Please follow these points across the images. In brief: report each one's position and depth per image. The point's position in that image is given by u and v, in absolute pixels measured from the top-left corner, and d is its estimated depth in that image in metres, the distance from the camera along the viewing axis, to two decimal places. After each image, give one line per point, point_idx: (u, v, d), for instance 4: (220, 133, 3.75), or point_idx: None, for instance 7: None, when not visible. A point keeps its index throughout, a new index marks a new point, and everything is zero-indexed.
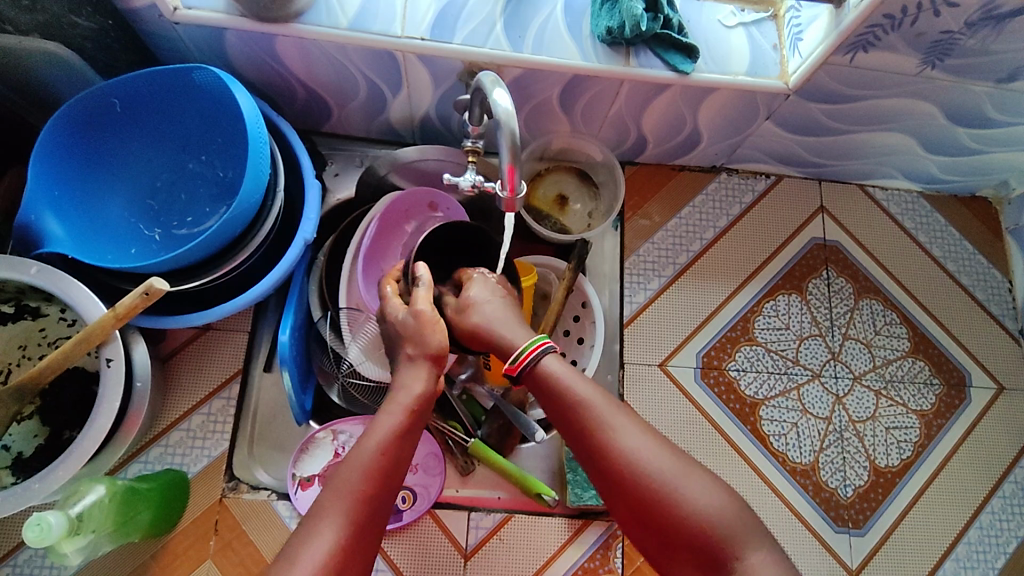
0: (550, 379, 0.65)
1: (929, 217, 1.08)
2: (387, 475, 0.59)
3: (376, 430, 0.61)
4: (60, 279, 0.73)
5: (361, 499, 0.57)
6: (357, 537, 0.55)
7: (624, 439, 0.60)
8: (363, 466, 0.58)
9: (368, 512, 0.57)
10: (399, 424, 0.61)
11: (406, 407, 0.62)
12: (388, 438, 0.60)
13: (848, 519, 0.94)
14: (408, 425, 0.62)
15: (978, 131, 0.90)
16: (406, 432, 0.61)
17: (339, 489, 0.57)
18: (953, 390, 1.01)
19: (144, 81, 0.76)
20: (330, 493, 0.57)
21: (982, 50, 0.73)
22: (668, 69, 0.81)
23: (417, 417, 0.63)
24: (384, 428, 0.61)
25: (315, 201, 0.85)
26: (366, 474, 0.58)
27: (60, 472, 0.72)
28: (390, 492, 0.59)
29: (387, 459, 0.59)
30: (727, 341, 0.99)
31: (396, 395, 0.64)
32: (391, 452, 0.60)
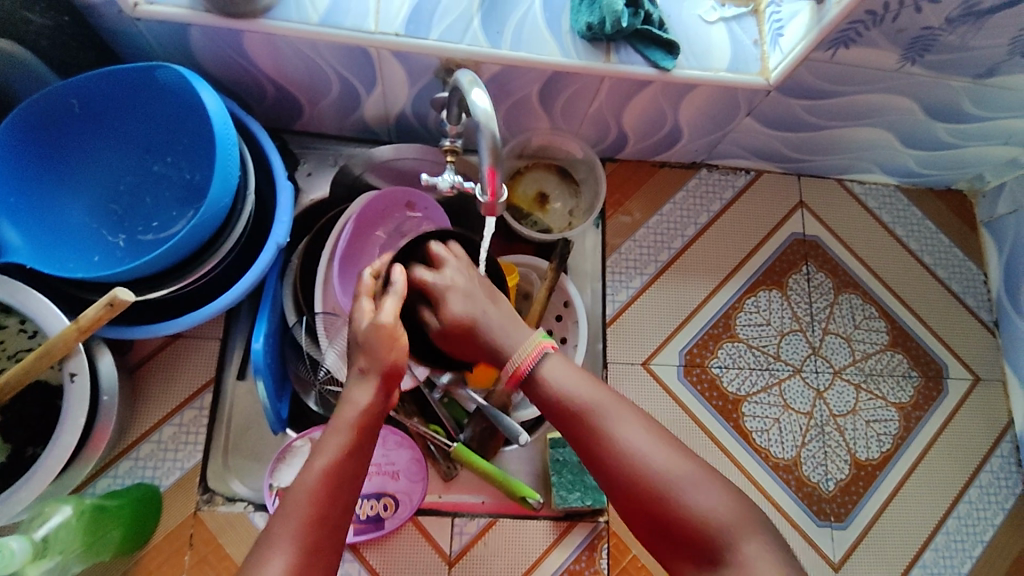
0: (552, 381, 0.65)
1: (907, 211, 1.09)
2: (338, 496, 0.57)
3: (323, 449, 0.58)
4: (18, 290, 0.69)
5: (311, 524, 0.55)
6: (310, 563, 0.53)
7: (628, 438, 0.60)
8: (311, 487, 0.56)
9: (320, 537, 0.55)
10: (347, 442, 0.59)
11: (353, 424, 0.60)
12: (336, 457, 0.58)
13: (830, 513, 0.94)
14: (357, 442, 0.60)
15: (955, 126, 0.90)
16: (355, 450, 0.59)
17: (289, 514, 0.55)
18: (931, 382, 1.02)
19: (103, 79, 0.72)
20: (280, 519, 0.55)
21: (961, 45, 0.73)
22: (649, 65, 0.80)
23: (365, 433, 0.60)
24: (331, 447, 0.59)
25: (288, 204, 0.82)
26: (315, 495, 0.56)
27: (23, 494, 0.68)
28: (343, 512, 0.57)
29: (335, 479, 0.57)
30: (709, 338, 0.99)
31: (342, 413, 0.61)
32: (340, 471, 0.57)
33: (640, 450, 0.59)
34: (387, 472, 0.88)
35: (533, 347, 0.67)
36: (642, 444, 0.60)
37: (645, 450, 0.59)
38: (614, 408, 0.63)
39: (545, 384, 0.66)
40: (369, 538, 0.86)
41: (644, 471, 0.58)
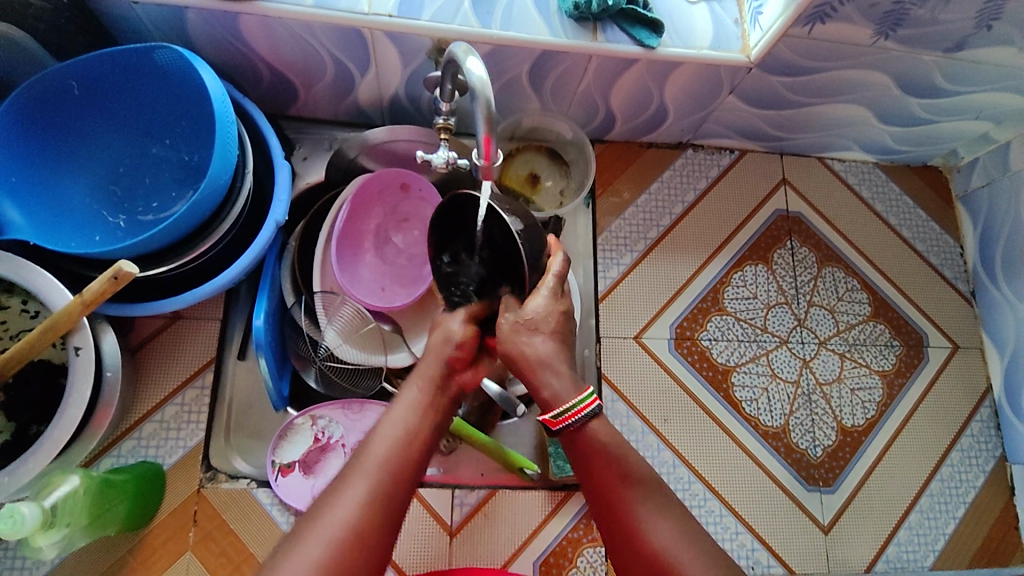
0: (597, 438, 0.62)
1: (885, 186, 1.12)
2: (415, 447, 0.59)
3: (402, 401, 0.61)
4: (22, 267, 0.71)
5: (385, 465, 0.56)
6: (383, 500, 0.54)
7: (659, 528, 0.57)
8: (390, 435, 0.58)
9: (394, 479, 0.56)
10: (425, 398, 0.62)
11: (432, 380, 0.62)
12: (416, 412, 0.60)
13: (819, 477, 0.97)
14: (434, 401, 0.62)
15: (929, 101, 0.94)
16: (433, 408, 0.61)
17: (365, 453, 0.57)
18: (912, 350, 1.05)
19: (102, 62, 0.74)
20: (359, 457, 0.57)
21: (931, 19, 0.76)
22: (634, 43, 0.83)
23: (439, 388, 0.63)
24: (410, 400, 0.61)
25: (286, 182, 0.84)
26: (394, 441, 0.58)
27: (31, 465, 0.70)
28: (419, 464, 0.58)
29: (414, 432, 0.59)
30: (699, 311, 1.02)
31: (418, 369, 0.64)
32: (416, 425, 0.60)
33: (661, 541, 0.56)
34: None
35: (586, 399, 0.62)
36: (664, 530, 0.57)
37: (670, 541, 0.56)
38: (648, 489, 0.60)
39: (587, 440, 0.62)
40: None
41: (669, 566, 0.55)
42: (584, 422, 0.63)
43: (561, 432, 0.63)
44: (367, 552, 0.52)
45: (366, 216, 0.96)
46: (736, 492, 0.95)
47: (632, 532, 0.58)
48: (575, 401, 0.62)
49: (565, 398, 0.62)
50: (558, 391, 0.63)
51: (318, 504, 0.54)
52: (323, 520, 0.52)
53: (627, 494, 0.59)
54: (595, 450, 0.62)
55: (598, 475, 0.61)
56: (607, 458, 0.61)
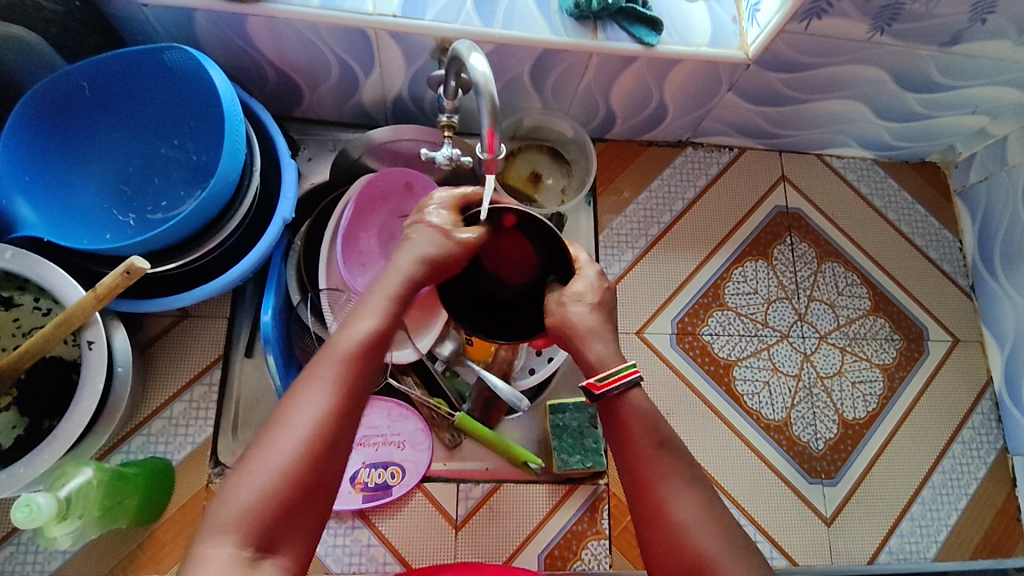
0: (637, 404, 0.57)
1: (884, 182, 1.13)
2: (373, 360, 0.54)
3: (362, 311, 0.56)
4: (33, 262, 0.71)
5: (347, 374, 0.52)
6: (344, 410, 0.51)
7: (686, 504, 0.52)
8: (348, 349, 0.53)
9: (355, 388, 0.52)
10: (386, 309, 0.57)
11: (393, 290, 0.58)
12: (376, 322, 0.56)
13: (821, 470, 0.98)
14: (394, 310, 0.57)
15: (925, 96, 0.95)
16: (392, 318, 0.57)
17: (324, 360, 0.53)
18: (913, 343, 1.06)
19: (112, 62, 0.76)
20: (313, 375, 0.52)
21: (925, 14, 0.77)
22: (634, 41, 0.84)
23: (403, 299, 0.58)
24: (370, 311, 0.56)
25: (292, 180, 0.86)
26: (350, 355, 0.53)
27: (46, 456, 0.70)
28: (380, 369, 0.55)
29: (373, 343, 0.55)
30: (700, 307, 1.03)
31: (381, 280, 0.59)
32: (378, 331, 0.55)
33: (683, 515, 0.52)
34: (393, 441, 0.91)
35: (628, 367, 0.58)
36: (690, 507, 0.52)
37: (690, 520, 0.52)
38: (677, 465, 0.55)
39: (625, 406, 0.57)
40: (377, 504, 0.89)
41: (687, 543, 0.51)
42: (626, 389, 0.58)
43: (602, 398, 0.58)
44: (327, 476, 0.49)
45: (368, 214, 0.97)
46: (739, 484, 0.96)
47: (652, 503, 0.53)
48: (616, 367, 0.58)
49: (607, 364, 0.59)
50: (604, 356, 0.59)
51: (272, 422, 0.50)
52: (282, 431, 0.49)
53: (657, 465, 0.54)
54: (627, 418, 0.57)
55: (628, 442, 0.56)
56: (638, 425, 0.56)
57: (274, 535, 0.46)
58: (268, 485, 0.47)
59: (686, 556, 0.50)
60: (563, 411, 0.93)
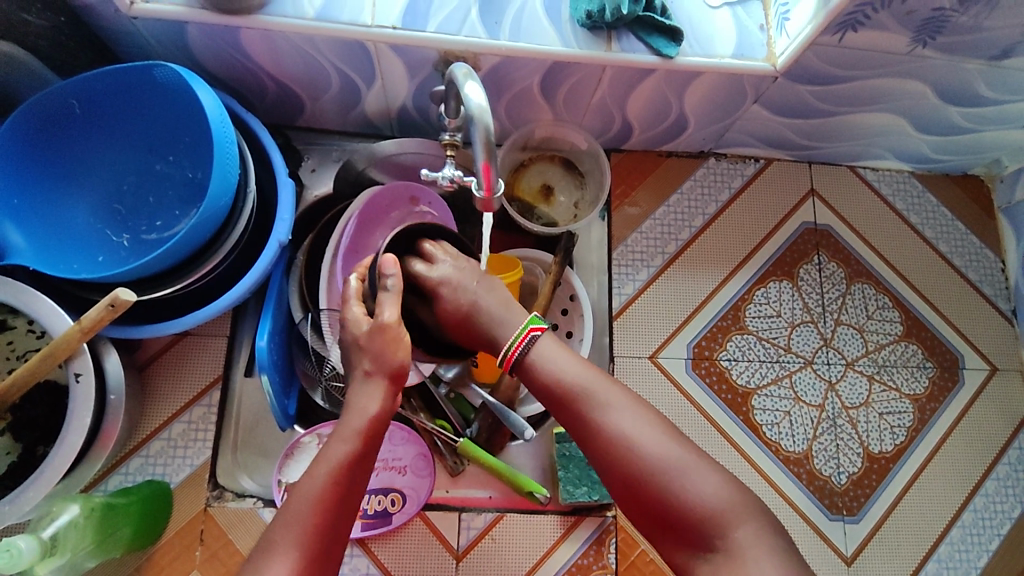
0: (543, 367, 0.64)
1: (921, 197, 1.06)
2: (342, 506, 0.56)
3: (328, 455, 0.57)
4: (22, 292, 0.70)
5: (314, 531, 0.54)
6: (309, 572, 0.53)
7: (619, 419, 0.59)
8: (315, 497, 0.55)
9: (320, 545, 0.54)
10: (352, 451, 0.58)
11: (360, 433, 0.59)
12: (344, 466, 0.57)
13: (842, 506, 0.93)
14: (363, 450, 0.59)
15: (971, 110, 0.87)
16: (360, 460, 0.58)
17: (292, 519, 0.54)
18: (947, 372, 0.99)
19: (102, 79, 0.73)
20: (281, 533, 0.53)
21: (974, 27, 0.70)
22: (652, 53, 0.78)
23: (371, 440, 0.59)
24: (336, 454, 0.57)
25: (289, 201, 0.82)
26: (317, 505, 0.55)
27: (32, 493, 0.69)
28: (346, 525, 0.56)
29: (341, 489, 0.56)
30: (718, 330, 0.98)
31: (349, 418, 0.60)
32: (346, 479, 0.57)
33: (625, 429, 0.58)
34: (395, 467, 0.88)
35: (521, 333, 0.65)
36: (635, 426, 0.59)
37: (633, 431, 0.58)
38: (602, 386, 0.61)
39: (534, 371, 0.64)
40: (377, 532, 0.87)
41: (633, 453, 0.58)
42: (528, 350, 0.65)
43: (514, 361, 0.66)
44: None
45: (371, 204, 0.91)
46: None
47: (596, 431, 0.60)
48: (510, 340, 0.65)
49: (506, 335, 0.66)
50: None
51: None
52: None
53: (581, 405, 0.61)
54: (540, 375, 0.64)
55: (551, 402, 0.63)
56: (553, 377, 0.63)
57: None
58: None
59: (637, 467, 0.57)
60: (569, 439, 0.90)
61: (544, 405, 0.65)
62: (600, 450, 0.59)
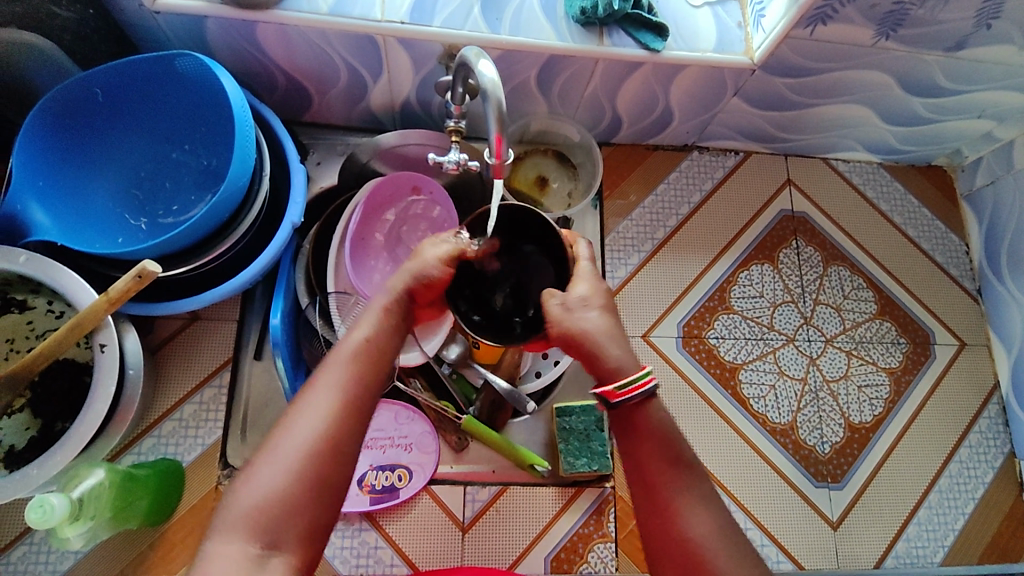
0: (653, 414, 0.57)
1: (890, 186, 1.14)
2: (375, 363, 0.56)
3: (361, 320, 0.58)
4: (48, 266, 0.73)
5: (347, 386, 0.54)
6: (343, 424, 0.53)
7: (697, 519, 0.53)
8: (346, 355, 0.55)
9: (354, 399, 0.54)
10: (386, 318, 0.58)
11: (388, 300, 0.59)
12: (379, 330, 0.57)
13: (827, 474, 0.98)
14: (395, 319, 0.59)
15: (931, 101, 0.95)
16: (393, 327, 0.58)
17: (323, 376, 0.55)
18: (919, 347, 1.06)
19: (126, 70, 0.77)
20: (314, 387, 0.54)
21: (930, 19, 0.78)
22: (640, 47, 0.85)
23: (404, 303, 0.59)
24: (369, 320, 0.58)
25: (301, 185, 0.86)
26: (348, 365, 0.55)
27: (59, 457, 0.71)
28: (383, 382, 0.56)
29: (372, 349, 0.56)
30: (706, 310, 1.03)
31: (381, 292, 0.60)
32: (377, 339, 0.57)
33: (697, 531, 0.53)
34: (400, 444, 0.93)
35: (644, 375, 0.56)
36: (706, 529, 0.53)
37: (705, 537, 0.53)
38: (696, 480, 0.55)
39: (641, 418, 0.57)
40: (385, 506, 0.90)
41: (699, 558, 0.52)
42: (644, 399, 0.57)
43: (619, 406, 0.57)
44: (333, 471, 0.51)
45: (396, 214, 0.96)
46: (745, 487, 0.96)
47: (671, 514, 0.54)
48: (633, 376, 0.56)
49: (627, 371, 0.57)
50: None
51: (269, 441, 0.52)
52: (275, 451, 0.51)
53: (673, 483, 0.55)
54: (641, 427, 0.57)
55: (642, 457, 0.56)
56: (659, 436, 0.56)
57: (277, 541, 0.49)
58: (269, 493, 0.49)
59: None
60: (569, 414, 0.94)
61: (626, 452, 0.58)
62: (664, 533, 0.54)
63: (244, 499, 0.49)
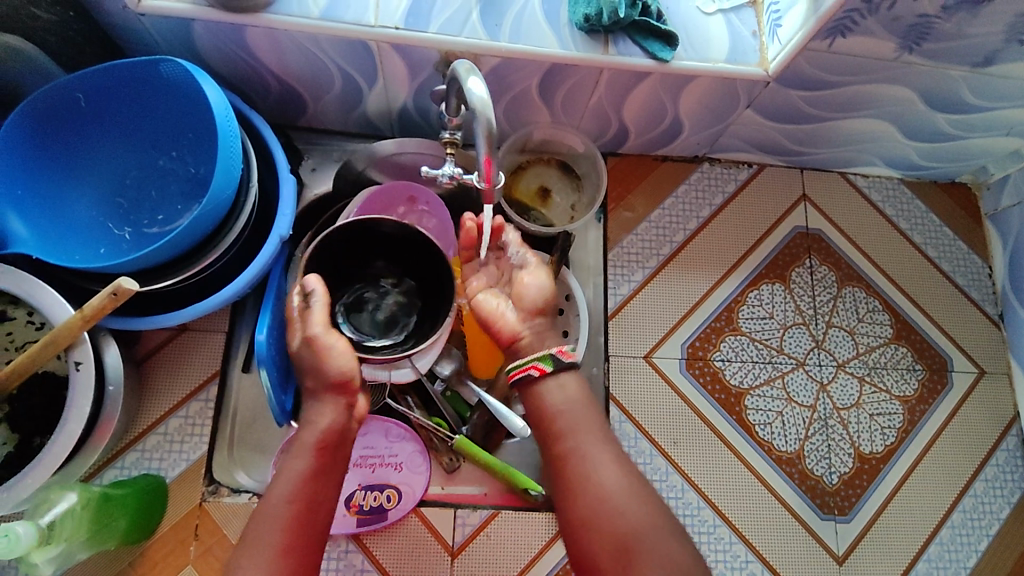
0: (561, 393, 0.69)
1: (910, 204, 1.08)
2: (307, 521, 0.62)
3: (286, 477, 0.63)
4: (24, 281, 0.71)
5: (282, 549, 0.60)
6: None
7: (605, 473, 0.64)
8: (276, 518, 0.61)
9: (291, 560, 0.60)
10: (309, 467, 0.64)
11: (312, 446, 0.65)
12: (299, 483, 0.63)
13: (834, 506, 0.94)
14: (319, 465, 0.64)
15: (957, 117, 0.90)
16: (318, 474, 0.64)
17: (259, 541, 0.60)
18: (935, 375, 1.01)
19: (108, 75, 0.74)
20: (246, 553, 0.59)
21: (958, 33, 0.73)
22: (647, 56, 0.80)
23: (327, 450, 0.65)
24: (294, 473, 0.63)
25: (290, 196, 0.83)
26: (283, 526, 0.61)
27: (29, 481, 0.70)
28: (317, 533, 0.62)
29: (301, 506, 0.62)
30: (712, 331, 0.99)
31: (305, 433, 0.66)
32: (302, 496, 0.62)
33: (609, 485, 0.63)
34: (391, 463, 0.89)
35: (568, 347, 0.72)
36: (613, 479, 0.63)
37: (615, 490, 0.63)
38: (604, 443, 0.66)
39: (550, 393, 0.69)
40: (372, 528, 0.87)
41: (615, 506, 0.62)
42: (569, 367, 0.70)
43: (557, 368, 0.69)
44: None
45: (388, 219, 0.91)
46: (747, 518, 0.92)
47: (585, 472, 0.64)
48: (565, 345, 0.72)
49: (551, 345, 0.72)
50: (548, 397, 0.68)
51: None
52: None
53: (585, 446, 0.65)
54: (549, 403, 0.68)
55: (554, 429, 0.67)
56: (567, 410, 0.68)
57: None
58: None
59: (618, 522, 0.61)
60: None
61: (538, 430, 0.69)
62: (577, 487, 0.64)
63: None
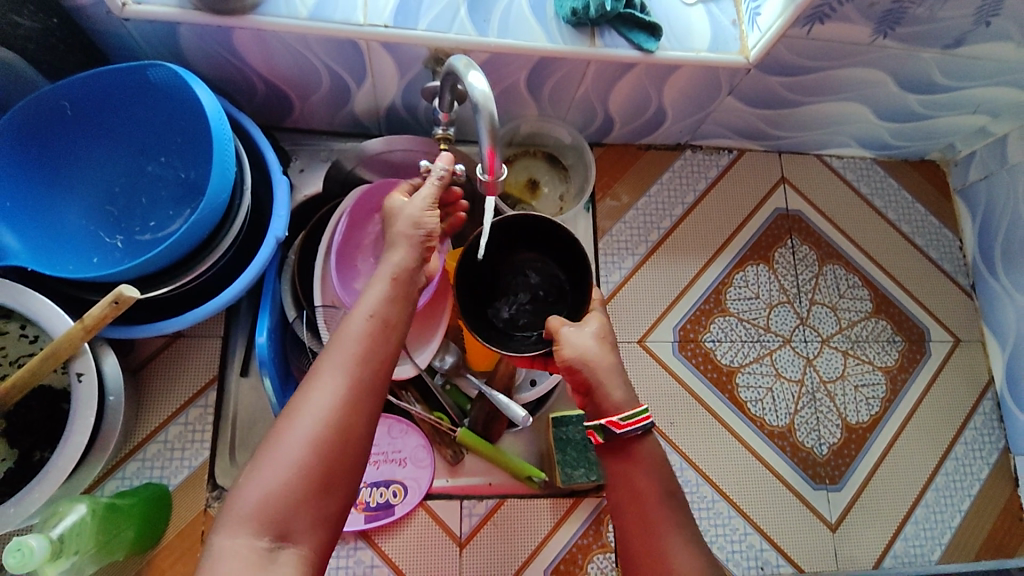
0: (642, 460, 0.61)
1: (884, 182, 1.12)
2: (384, 339, 0.58)
3: (366, 296, 0.60)
4: (17, 292, 0.70)
5: (360, 361, 0.56)
6: (360, 395, 0.55)
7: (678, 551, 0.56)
8: (358, 330, 0.57)
9: (370, 372, 0.56)
10: (386, 292, 0.61)
11: (391, 277, 0.61)
12: (380, 302, 0.60)
13: (825, 475, 0.98)
14: (396, 291, 0.61)
15: (926, 97, 0.94)
16: (396, 298, 0.61)
17: (336, 348, 0.56)
18: (915, 345, 1.06)
19: (96, 81, 0.73)
20: (325, 359, 0.56)
21: (930, 17, 0.76)
22: (634, 48, 0.82)
23: (403, 284, 0.62)
24: (375, 296, 0.60)
25: (284, 197, 0.82)
26: (362, 338, 0.57)
27: (37, 494, 0.69)
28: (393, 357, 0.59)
29: (380, 323, 0.58)
30: (701, 313, 1.02)
31: (381, 268, 0.63)
32: (385, 313, 0.59)
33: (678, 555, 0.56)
34: (395, 459, 0.90)
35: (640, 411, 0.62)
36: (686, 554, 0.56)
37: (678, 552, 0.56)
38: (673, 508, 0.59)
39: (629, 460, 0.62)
40: (380, 524, 0.88)
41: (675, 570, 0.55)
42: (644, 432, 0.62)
43: (619, 436, 0.62)
44: (350, 449, 0.53)
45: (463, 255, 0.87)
46: (743, 492, 0.95)
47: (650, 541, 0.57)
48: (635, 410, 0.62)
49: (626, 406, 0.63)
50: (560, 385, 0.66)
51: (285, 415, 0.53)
52: (294, 422, 0.53)
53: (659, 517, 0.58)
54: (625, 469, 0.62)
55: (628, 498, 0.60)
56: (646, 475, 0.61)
57: (292, 523, 0.50)
58: (281, 480, 0.50)
59: None
60: (566, 423, 0.91)
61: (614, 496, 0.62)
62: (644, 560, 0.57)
63: (242, 507, 0.49)
